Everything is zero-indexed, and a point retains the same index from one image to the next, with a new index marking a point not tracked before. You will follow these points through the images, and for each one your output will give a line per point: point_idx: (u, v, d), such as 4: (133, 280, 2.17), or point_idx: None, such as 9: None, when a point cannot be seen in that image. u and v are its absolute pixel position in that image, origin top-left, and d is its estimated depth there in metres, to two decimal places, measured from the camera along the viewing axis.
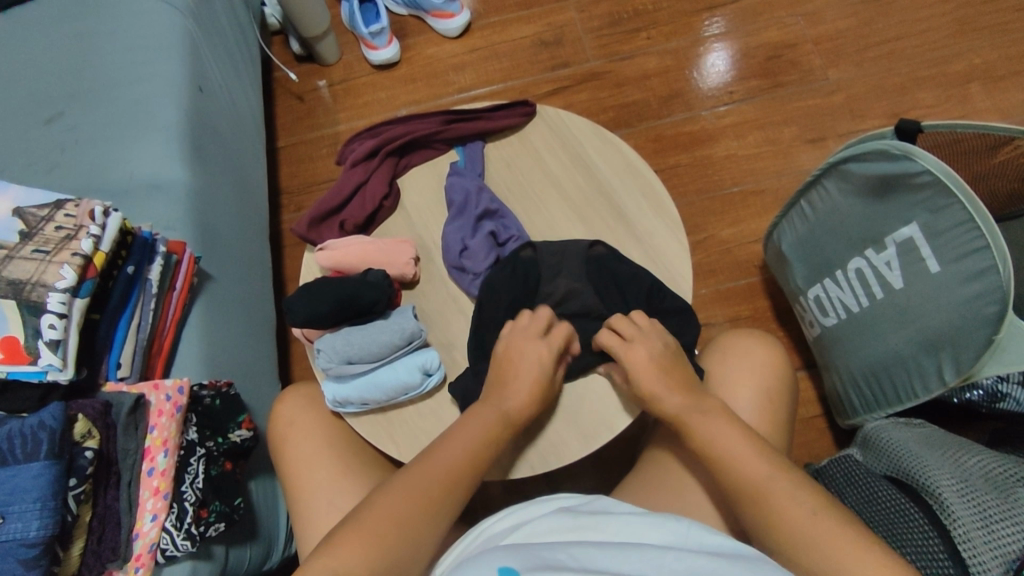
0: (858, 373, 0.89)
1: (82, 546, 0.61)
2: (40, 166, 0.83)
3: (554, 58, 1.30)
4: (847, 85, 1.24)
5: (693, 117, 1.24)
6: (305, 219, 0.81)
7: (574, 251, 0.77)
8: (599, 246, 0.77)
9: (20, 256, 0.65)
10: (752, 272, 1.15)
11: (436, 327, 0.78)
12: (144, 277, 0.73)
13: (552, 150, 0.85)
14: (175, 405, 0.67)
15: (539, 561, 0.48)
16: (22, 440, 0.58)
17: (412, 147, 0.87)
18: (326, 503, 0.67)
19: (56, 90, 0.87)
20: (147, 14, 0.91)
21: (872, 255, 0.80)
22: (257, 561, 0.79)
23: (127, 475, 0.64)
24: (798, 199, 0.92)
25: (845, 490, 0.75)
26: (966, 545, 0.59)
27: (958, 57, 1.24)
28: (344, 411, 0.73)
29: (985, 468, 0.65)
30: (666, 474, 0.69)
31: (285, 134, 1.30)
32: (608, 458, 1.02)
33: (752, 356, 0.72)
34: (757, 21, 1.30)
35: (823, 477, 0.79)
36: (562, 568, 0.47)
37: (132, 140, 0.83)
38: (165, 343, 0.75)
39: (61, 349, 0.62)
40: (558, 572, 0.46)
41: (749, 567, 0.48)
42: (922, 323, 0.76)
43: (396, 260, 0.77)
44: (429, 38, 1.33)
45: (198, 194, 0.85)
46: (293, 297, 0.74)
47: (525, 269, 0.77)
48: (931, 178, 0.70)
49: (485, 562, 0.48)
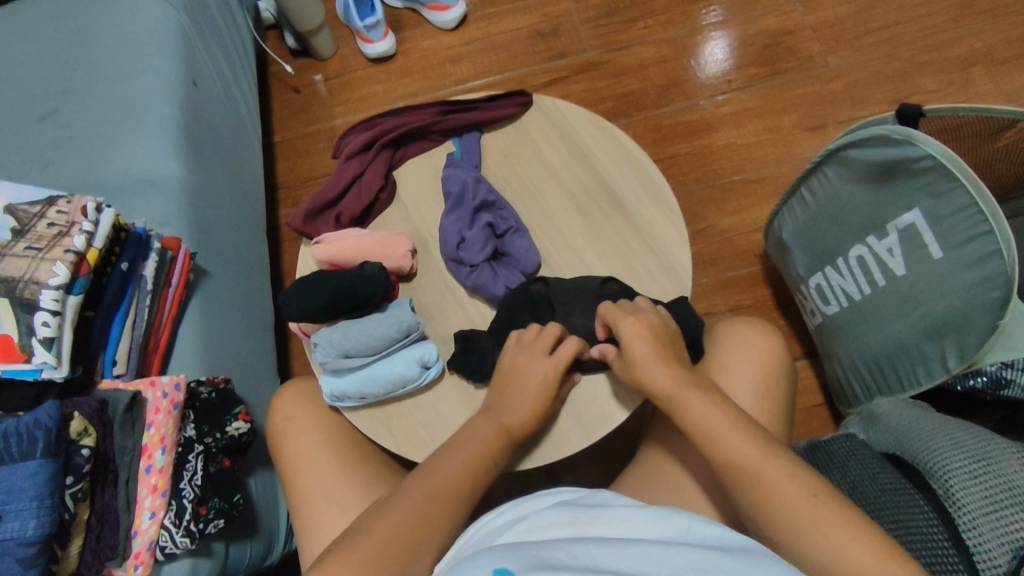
0: (860, 361, 0.88)
1: (81, 544, 0.61)
2: (32, 163, 0.82)
3: (551, 49, 1.29)
4: (847, 71, 1.23)
5: (692, 106, 1.23)
6: (300, 212, 0.80)
7: (585, 289, 0.75)
8: (612, 284, 0.75)
9: (12, 253, 0.64)
10: (753, 261, 1.14)
11: (434, 320, 0.77)
12: (139, 274, 0.72)
13: (550, 141, 0.84)
14: (172, 402, 0.67)
15: (538, 560, 0.47)
16: (17, 439, 0.57)
17: (408, 139, 0.86)
18: (324, 498, 0.66)
19: (47, 87, 0.86)
20: (139, 8, 0.90)
21: (874, 242, 0.79)
22: (258, 558, 0.79)
23: (124, 473, 0.64)
24: (798, 187, 0.91)
25: (847, 466, 0.73)
26: (972, 533, 0.59)
27: (960, 41, 1.22)
28: (341, 405, 0.72)
29: (999, 447, 0.63)
30: (669, 465, 0.68)
31: (281, 129, 1.29)
32: (610, 449, 1.01)
33: (753, 344, 0.71)
34: (756, 7, 1.29)
35: (823, 450, 0.78)
36: (561, 566, 0.46)
37: (125, 135, 0.83)
38: (161, 340, 0.74)
39: (55, 347, 0.61)
40: (557, 571, 0.45)
41: (751, 561, 0.47)
42: (925, 310, 0.75)
43: (393, 252, 0.76)
44: (425, 30, 1.31)
45: (192, 189, 0.84)
46: (288, 291, 0.73)
47: (534, 301, 0.76)
48: (933, 162, 0.69)
49: (482, 560, 0.48)
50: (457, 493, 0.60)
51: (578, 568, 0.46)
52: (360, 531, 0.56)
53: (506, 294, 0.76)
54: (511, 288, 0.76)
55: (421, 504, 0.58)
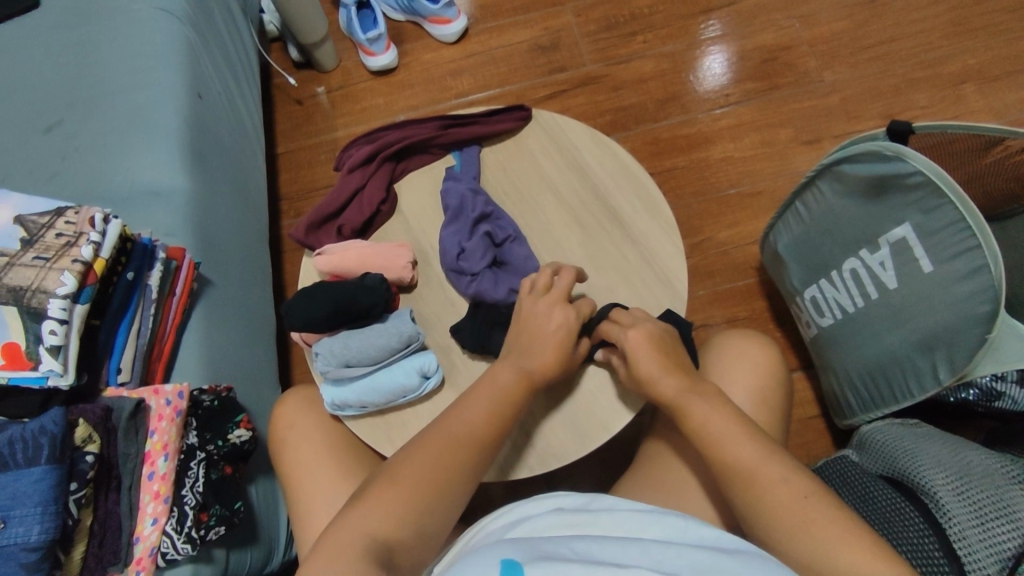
0: (855, 373, 0.89)
1: (84, 550, 0.62)
2: (40, 174, 0.83)
3: (552, 62, 1.31)
4: (842, 86, 1.25)
5: (691, 120, 1.25)
6: (303, 224, 0.82)
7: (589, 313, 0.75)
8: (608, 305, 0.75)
9: (20, 263, 0.65)
10: (750, 273, 1.15)
11: (434, 329, 0.78)
12: (144, 283, 0.73)
13: (549, 155, 0.86)
14: (174, 410, 0.68)
15: (540, 552, 0.48)
16: (23, 445, 0.58)
17: (409, 152, 0.87)
18: (324, 506, 0.67)
19: (56, 99, 0.87)
20: (146, 22, 0.92)
21: (867, 255, 0.81)
22: (258, 565, 0.80)
23: (128, 479, 0.65)
24: (793, 201, 0.92)
25: (840, 488, 0.77)
26: (962, 543, 0.60)
27: (953, 58, 1.24)
28: (342, 414, 0.73)
29: (987, 468, 0.65)
30: (665, 474, 0.69)
31: (284, 140, 1.31)
32: (608, 458, 1.02)
33: (749, 357, 0.72)
34: (754, 23, 1.31)
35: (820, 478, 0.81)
36: (563, 558, 0.47)
37: (132, 147, 0.84)
38: (165, 348, 0.75)
39: (61, 354, 0.62)
40: (561, 562, 0.46)
41: (748, 561, 0.48)
42: (917, 323, 0.77)
43: (394, 263, 0.77)
44: (426, 44, 1.34)
45: (197, 201, 0.85)
46: (291, 301, 0.74)
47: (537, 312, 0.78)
48: (923, 178, 0.70)
49: (487, 553, 0.49)
50: (456, 495, 0.60)
51: (580, 561, 0.47)
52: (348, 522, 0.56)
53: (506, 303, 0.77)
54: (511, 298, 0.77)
55: (412, 498, 0.57)
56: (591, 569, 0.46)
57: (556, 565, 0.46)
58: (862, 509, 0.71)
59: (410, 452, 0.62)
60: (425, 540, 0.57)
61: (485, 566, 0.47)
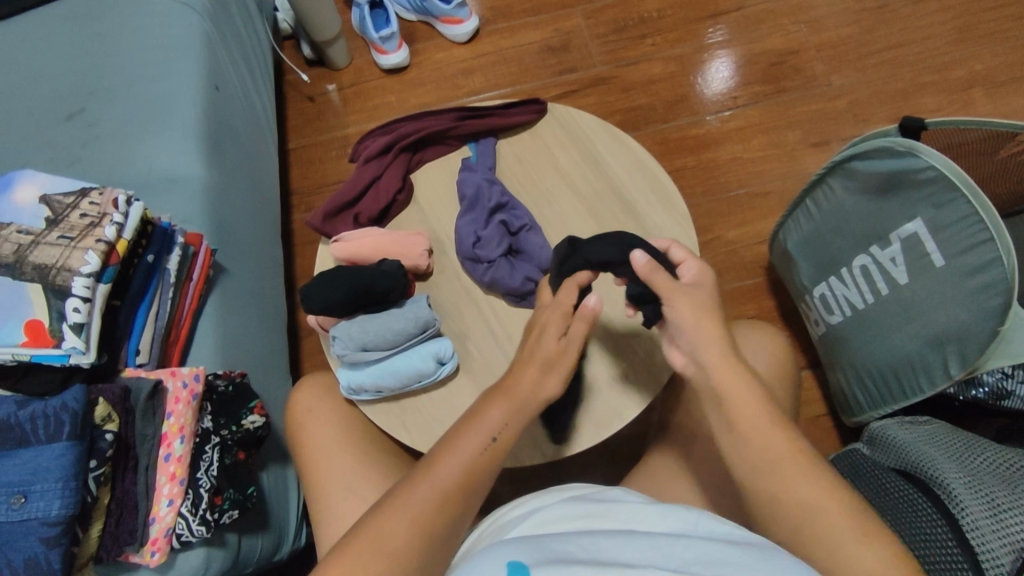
0: (864, 370, 0.90)
1: (101, 528, 0.63)
2: (60, 160, 0.84)
3: (562, 63, 1.32)
4: (850, 90, 1.26)
5: (699, 121, 1.26)
6: (320, 212, 0.83)
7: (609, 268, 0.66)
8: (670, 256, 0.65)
9: (44, 242, 0.66)
10: (758, 273, 1.16)
11: (449, 317, 0.79)
12: (163, 267, 0.74)
13: (564, 148, 0.87)
14: (191, 393, 0.68)
15: (551, 553, 0.48)
16: (44, 421, 0.59)
17: (425, 143, 0.88)
18: (342, 489, 0.68)
19: (78, 87, 0.88)
20: (165, 14, 0.93)
21: (877, 251, 0.81)
22: (268, 552, 0.80)
23: (144, 460, 0.65)
24: (803, 199, 0.93)
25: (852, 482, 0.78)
26: (976, 534, 0.60)
27: (959, 63, 1.26)
28: (357, 399, 0.74)
29: (1004, 468, 0.66)
30: (678, 463, 0.69)
31: (296, 136, 1.32)
32: (618, 453, 1.02)
33: (758, 348, 0.74)
34: (760, 27, 1.32)
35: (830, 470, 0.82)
36: (572, 559, 0.47)
37: (151, 136, 0.85)
38: (181, 332, 0.76)
39: (84, 332, 0.63)
40: (569, 565, 0.46)
41: (761, 556, 0.48)
42: (929, 318, 0.77)
43: (410, 251, 0.78)
44: (438, 43, 1.35)
45: (213, 189, 0.86)
46: (310, 285, 0.75)
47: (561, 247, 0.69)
48: (936, 173, 0.71)
49: (496, 554, 0.49)
50: (484, 488, 0.60)
51: (590, 562, 0.47)
52: (373, 524, 0.55)
53: (521, 288, 0.77)
54: (529, 283, 0.77)
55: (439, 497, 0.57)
56: (599, 571, 0.45)
57: (564, 567, 0.45)
58: (874, 501, 0.72)
59: (443, 446, 0.60)
60: (451, 534, 0.57)
61: (493, 569, 0.47)
